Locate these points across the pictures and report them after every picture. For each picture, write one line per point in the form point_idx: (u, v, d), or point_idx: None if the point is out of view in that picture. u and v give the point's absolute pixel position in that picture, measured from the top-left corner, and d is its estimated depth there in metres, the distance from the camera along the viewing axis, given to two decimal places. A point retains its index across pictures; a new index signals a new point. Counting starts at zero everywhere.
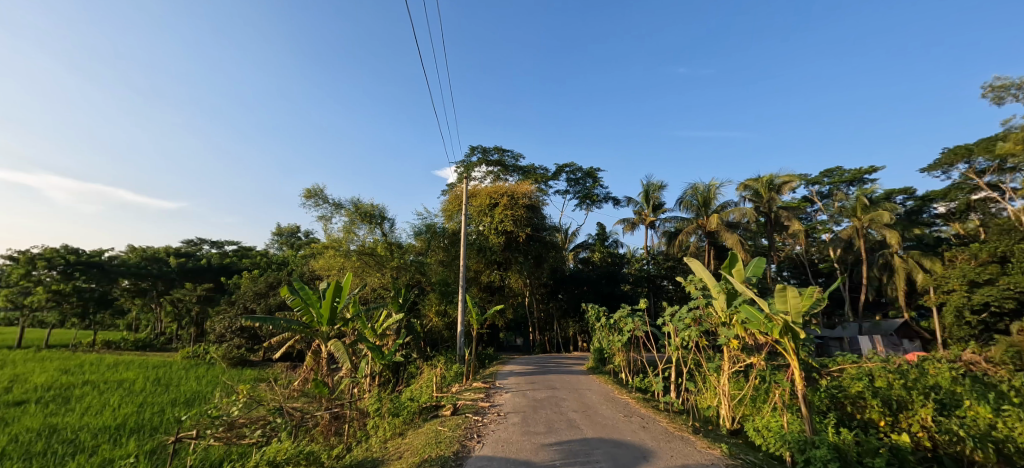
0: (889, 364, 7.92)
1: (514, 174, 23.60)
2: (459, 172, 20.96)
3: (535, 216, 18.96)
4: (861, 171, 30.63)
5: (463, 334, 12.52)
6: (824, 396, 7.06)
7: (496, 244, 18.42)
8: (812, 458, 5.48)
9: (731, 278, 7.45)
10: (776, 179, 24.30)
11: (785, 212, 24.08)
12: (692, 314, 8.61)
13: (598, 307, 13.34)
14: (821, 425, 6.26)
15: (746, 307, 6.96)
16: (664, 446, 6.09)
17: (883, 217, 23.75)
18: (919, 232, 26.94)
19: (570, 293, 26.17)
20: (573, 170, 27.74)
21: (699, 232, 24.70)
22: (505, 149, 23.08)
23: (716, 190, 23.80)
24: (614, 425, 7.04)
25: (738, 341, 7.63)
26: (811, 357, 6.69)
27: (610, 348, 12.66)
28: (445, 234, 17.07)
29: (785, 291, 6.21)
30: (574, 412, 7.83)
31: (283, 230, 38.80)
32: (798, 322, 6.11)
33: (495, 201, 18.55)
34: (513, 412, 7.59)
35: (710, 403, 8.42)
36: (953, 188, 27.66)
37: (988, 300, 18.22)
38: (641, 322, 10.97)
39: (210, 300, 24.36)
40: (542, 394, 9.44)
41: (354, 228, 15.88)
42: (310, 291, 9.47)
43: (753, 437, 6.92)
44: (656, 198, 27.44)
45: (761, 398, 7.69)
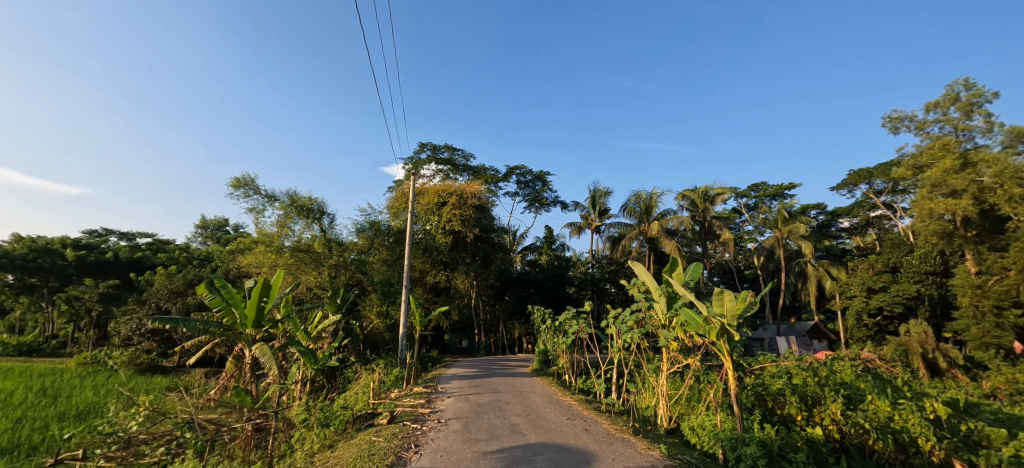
0: (805, 363, 8.45)
1: (464, 174, 23.25)
2: (407, 168, 20.25)
3: (483, 217, 18.76)
4: (782, 186, 33.41)
5: (404, 336, 12.00)
6: (750, 394, 7.37)
7: (442, 244, 18.02)
8: (743, 456, 5.66)
9: (673, 282, 7.63)
10: (710, 190, 25.76)
11: (718, 221, 25.57)
12: (634, 317, 8.75)
13: (544, 309, 13.31)
14: (750, 423, 6.51)
15: (685, 310, 7.13)
16: (606, 449, 6.05)
17: (800, 229, 25.75)
18: (829, 243, 29.78)
19: (516, 295, 26.23)
20: (523, 173, 27.84)
21: (641, 238, 25.60)
22: (456, 148, 22.65)
23: (658, 199, 24.83)
24: (557, 429, 6.93)
25: (677, 343, 7.78)
26: (742, 357, 6.94)
27: (554, 350, 12.65)
28: (390, 233, 16.46)
29: (722, 295, 6.41)
30: (517, 416, 7.65)
31: (207, 223, 35.64)
32: (734, 325, 6.32)
33: (443, 200, 18.09)
34: (454, 418, 7.27)
35: (649, 403, 8.58)
36: (855, 206, 30.75)
37: (883, 305, 20.39)
38: (586, 324, 11.03)
39: (115, 298, 21.74)
40: (485, 398, 9.17)
41: (290, 223, 14.80)
42: (232, 289, 8.56)
43: (689, 436, 7.09)
44: (602, 204, 28.13)
45: (696, 397, 7.92)
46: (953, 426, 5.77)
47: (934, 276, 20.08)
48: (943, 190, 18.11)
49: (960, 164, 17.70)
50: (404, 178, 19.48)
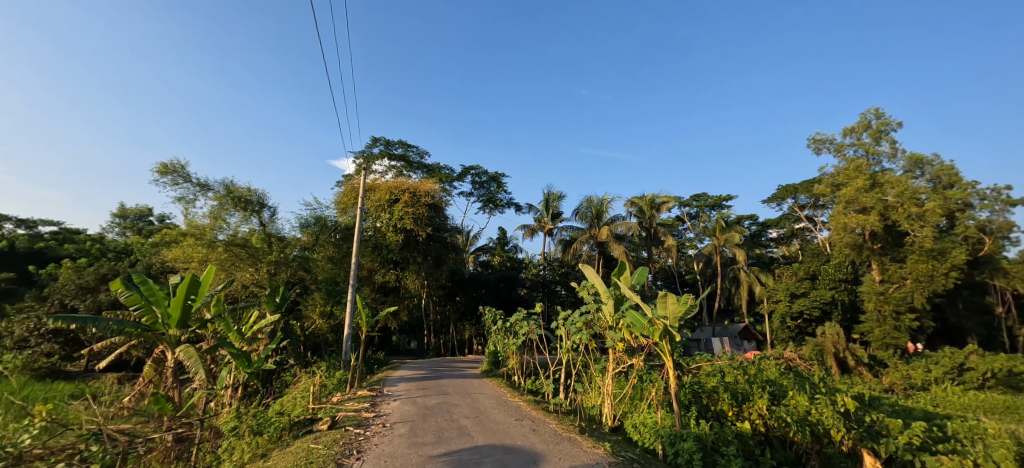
0: (737, 362, 8.97)
1: (418, 172, 22.75)
2: (357, 163, 19.50)
3: (436, 216, 18.42)
4: (721, 197, 35.62)
5: (349, 338, 11.50)
6: (687, 391, 7.71)
7: (393, 243, 17.53)
8: (681, 451, 5.90)
9: (621, 285, 7.84)
10: (657, 198, 26.94)
11: (663, 228, 26.78)
12: (583, 318, 8.91)
13: (495, 310, 13.26)
14: (688, 419, 6.80)
15: (632, 312, 7.33)
16: (553, 449, 6.09)
17: (735, 237, 27.59)
18: (759, 252, 32.13)
19: (467, 295, 26.04)
20: (478, 174, 27.68)
21: (591, 242, 26.29)
22: (410, 145, 22.11)
23: (608, 204, 25.60)
24: (505, 430, 6.90)
25: (623, 343, 7.98)
26: (682, 357, 7.23)
27: (504, 351, 12.64)
28: (337, 229, 15.67)
29: (666, 297, 6.61)
30: (465, 418, 7.53)
31: (127, 212, 32.41)
32: (676, 327, 6.58)
33: (395, 198, 17.57)
34: (399, 422, 7.02)
35: (595, 402, 8.77)
36: (782, 218, 33.45)
37: (804, 309, 22.25)
38: (536, 326, 11.09)
39: (8, 294, 19.17)
40: (433, 401, 8.97)
41: (224, 215, 13.76)
42: (154, 286, 7.76)
43: (632, 433, 7.31)
44: (555, 207, 28.58)
45: (639, 396, 8.17)
46: (860, 417, 6.26)
47: (846, 283, 22.21)
48: (855, 206, 20.04)
49: (869, 184, 19.77)
50: (354, 173, 18.72)
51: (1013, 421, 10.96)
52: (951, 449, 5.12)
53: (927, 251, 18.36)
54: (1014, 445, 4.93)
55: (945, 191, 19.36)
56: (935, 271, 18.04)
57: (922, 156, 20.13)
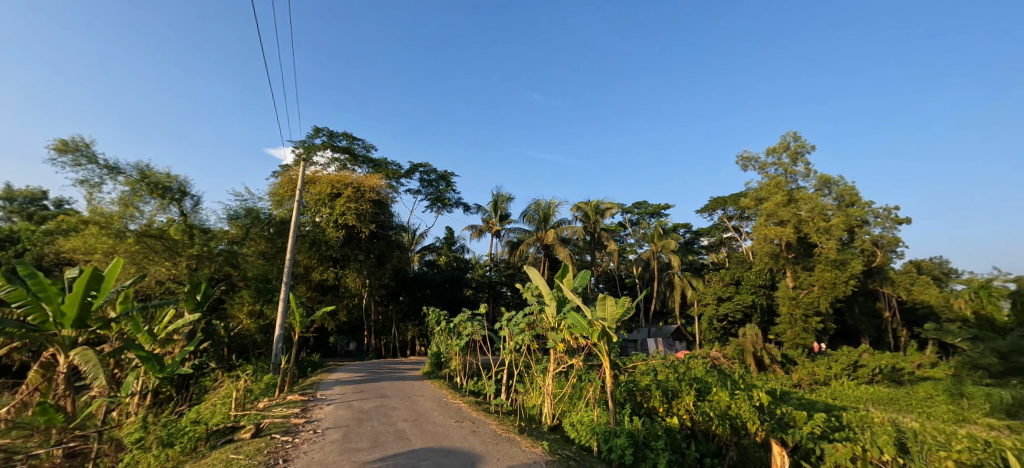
0: (669, 360, 9.48)
1: (363, 166, 21.89)
2: (297, 153, 18.41)
3: (381, 213, 17.84)
4: (660, 206, 37.61)
5: (280, 339, 10.78)
6: (623, 389, 8.02)
7: (334, 239, 16.65)
8: (614, 447, 6.12)
9: (563, 287, 8.00)
10: (601, 204, 27.88)
11: (606, 233, 27.80)
12: (526, 319, 9.00)
13: (439, 310, 13.02)
14: (621, 416, 7.07)
15: (573, 313, 7.50)
16: (491, 450, 6.08)
17: (671, 244, 29.27)
18: (692, 258, 34.30)
19: (411, 295, 25.47)
20: (427, 171, 27.16)
21: (537, 245, 26.71)
22: (356, 137, 21.23)
23: (555, 208, 26.13)
24: (445, 433, 6.79)
25: (564, 344, 8.15)
26: (618, 357, 7.50)
27: (447, 352, 12.46)
28: (271, 222, 14.92)
29: (605, 299, 6.96)
30: (403, 422, 7.32)
31: (14, 194, 28.28)
32: (613, 328, 6.82)
33: (337, 192, 16.78)
34: (332, 427, 6.69)
35: (536, 402, 8.88)
36: (713, 227, 35.99)
37: (728, 312, 24.02)
38: (480, 326, 11.05)
39: None
40: (369, 404, 8.64)
41: (137, 202, 12.42)
42: (44, 280, 6.81)
43: (569, 432, 7.48)
44: (503, 209, 28.71)
45: (578, 395, 8.39)
46: (771, 410, 6.84)
47: (765, 288, 24.28)
48: (774, 219, 21.99)
49: (785, 199, 21.81)
50: (293, 164, 17.66)
51: (895, 410, 12.52)
52: (846, 437, 5.65)
53: (832, 261, 20.55)
54: (894, 431, 5.59)
55: (847, 209, 21.76)
56: (838, 279, 20.23)
57: (830, 177, 22.44)
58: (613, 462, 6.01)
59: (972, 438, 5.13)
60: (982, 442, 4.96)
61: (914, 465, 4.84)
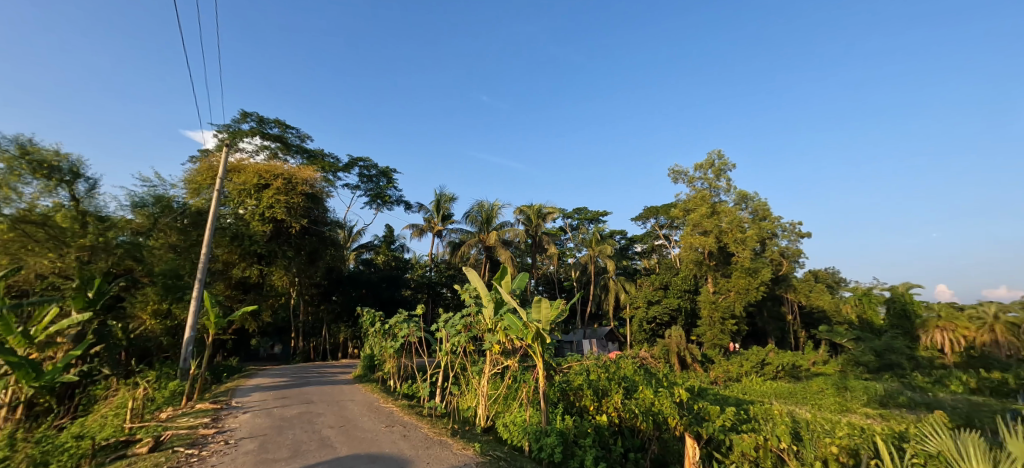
0: (600, 360, 9.85)
1: (296, 156, 20.56)
2: (220, 138, 16.89)
3: (314, 208, 16.88)
4: (598, 212, 39.10)
5: (191, 341, 9.82)
6: (556, 389, 8.20)
7: (259, 233, 15.38)
8: (544, 446, 6.25)
9: (501, 289, 8.02)
10: (543, 208, 28.41)
11: (546, 236, 28.36)
12: (463, 321, 8.93)
13: (374, 311, 12.53)
14: (553, 415, 7.23)
15: (509, 315, 7.55)
16: (421, 454, 5.96)
17: (607, 249, 30.52)
18: (626, 263, 36.00)
19: (345, 295, 24.32)
20: (366, 166, 26.12)
21: (479, 246, 26.65)
22: (289, 125, 19.91)
23: (498, 210, 26.24)
24: (373, 439, 6.54)
25: (499, 345, 8.19)
26: (552, 358, 7.66)
27: (381, 354, 12.03)
28: (185, 212, 13.41)
29: (540, 302, 7.03)
30: (328, 429, 6.95)
31: None
32: (547, 330, 6.97)
33: (265, 183, 15.64)
34: (247, 437, 6.19)
35: (470, 404, 8.83)
36: (646, 235, 38.06)
37: (657, 314, 25.49)
38: (416, 328, 10.79)
39: None
40: (292, 411, 8.10)
41: (15, 182, 10.73)
42: None
43: (502, 432, 7.52)
44: (446, 209, 28.32)
45: (512, 396, 8.45)
46: (690, 406, 7.32)
47: (689, 292, 26.05)
48: (699, 229, 23.71)
49: (710, 211, 23.58)
50: (214, 149, 16.16)
51: (793, 403, 14.02)
52: (751, 428, 6.18)
53: (746, 269, 22.54)
54: (790, 422, 6.21)
55: (761, 222, 23.99)
56: (751, 285, 22.25)
57: (748, 193, 24.57)
58: (543, 460, 6.14)
59: (851, 426, 5.82)
60: (859, 430, 5.65)
61: (805, 452, 5.34)
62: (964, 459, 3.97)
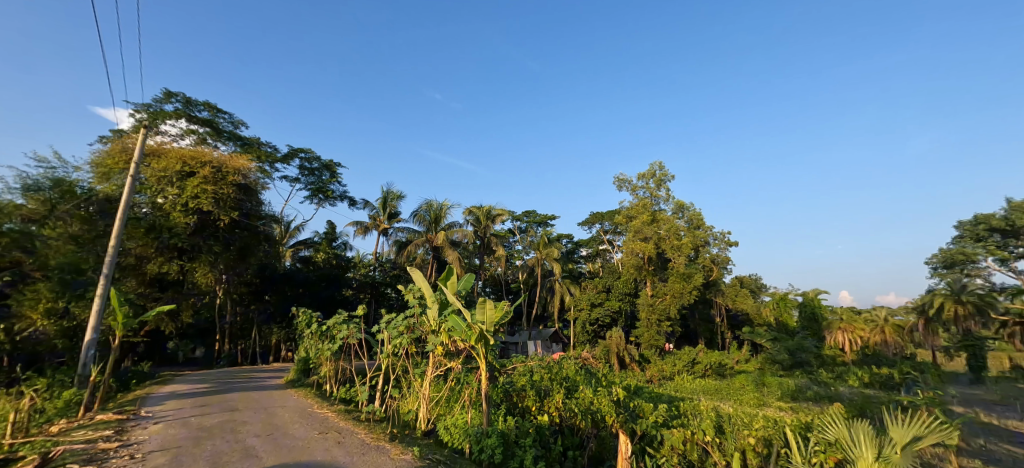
0: (544, 361, 9.99)
1: (228, 143, 19.05)
2: (138, 118, 15.27)
3: (246, 201, 15.79)
4: (546, 216, 39.79)
5: (93, 345, 8.80)
6: (499, 390, 8.19)
7: (181, 226, 14.21)
8: (485, 447, 6.24)
9: (446, 290, 7.88)
10: (493, 210, 28.42)
11: (495, 238, 28.40)
12: (406, 322, 8.68)
13: (311, 311, 11.87)
14: (495, 416, 7.22)
15: (453, 317, 7.45)
16: (356, 461, 5.72)
17: (554, 252, 31.14)
18: (572, 266, 36.91)
19: (279, 294, 22.88)
20: (308, 158, 24.80)
21: (426, 246, 26.15)
22: (221, 109, 18.43)
23: (447, 210, 25.86)
24: (304, 446, 6.19)
25: (442, 347, 8.01)
26: (496, 359, 7.66)
27: (317, 357, 11.43)
28: (92, 200, 12.07)
29: (485, 303, 7.00)
30: (253, 438, 6.48)
31: None
32: (490, 331, 6.96)
33: (190, 170, 14.33)
34: (157, 450, 5.62)
35: (411, 407, 8.60)
36: (591, 239, 39.27)
37: (599, 316, 26.37)
38: (357, 329, 10.35)
39: None
40: (212, 420, 7.47)
41: None
42: None
43: (443, 435, 7.39)
44: (392, 207, 27.51)
45: (454, 397, 8.35)
46: (626, 404, 7.64)
47: (630, 295, 27.18)
48: (640, 235, 24.83)
49: (650, 219, 24.72)
50: (130, 130, 14.58)
51: (719, 398, 15.08)
52: (680, 423, 6.54)
53: (682, 274, 23.95)
54: (716, 417, 6.64)
55: (695, 231, 25.55)
56: (685, 288, 23.65)
57: (685, 203, 26.06)
58: (483, 462, 6.13)
59: (765, 419, 6.37)
60: (772, 421, 6.18)
61: (727, 444, 5.70)
62: (855, 446, 4.46)
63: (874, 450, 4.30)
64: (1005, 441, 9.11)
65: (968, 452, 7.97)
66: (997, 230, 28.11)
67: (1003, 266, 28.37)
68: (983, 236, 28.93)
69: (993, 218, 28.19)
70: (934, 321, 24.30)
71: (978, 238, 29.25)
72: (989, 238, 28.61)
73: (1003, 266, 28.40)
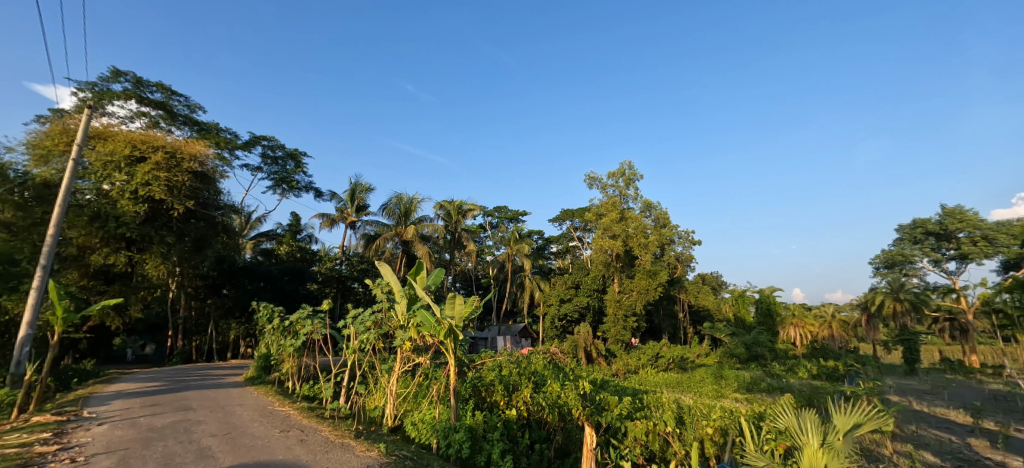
0: (513, 356, 10.03)
1: (183, 128, 18.05)
2: (81, 98, 14.22)
3: (203, 189, 15.01)
4: (518, 212, 39.86)
5: (27, 341, 8.13)
6: (468, 386, 8.13)
7: (130, 214, 13.21)
8: (453, 442, 6.25)
9: (415, 285, 7.74)
10: (464, 205, 28.19)
11: (466, 234, 28.18)
12: (373, 317, 8.51)
13: (272, 306, 11.44)
14: (462, 411, 7.20)
15: (422, 311, 7.35)
16: (320, 459, 5.59)
17: (524, 248, 31.30)
18: (542, 262, 37.20)
19: (238, 288, 21.94)
20: (271, 146, 23.82)
21: (396, 240, 25.70)
22: (175, 91, 17.43)
23: (417, 204, 25.44)
24: (264, 445, 6.01)
25: (410, 343, 7.86)
26: (464, 354, 7.64)
27: (279, 353, 11.06)
28: (28, 184, 11.07)
29: (454, 298, 6.95)
30: (209, 437, 6.23)
31: None
32: (459, 327, 6.90)
33: (140, 155, 13.55)
34: (101, 453, 5.30)
35: (377, 404, 8.45)
36: (562, 236, 39.70)
37: (568, 312, 26.79)
38: (322, 324, 10.04)
39: None
40: (163, 420, 7.10)
41: None
42: None
43: (410, 431, 7.32)
44: (361, 199, 26.84)
45: (422, 393, 8.25)
46: (592, 397, 7.83)
47: (598, 291, 27.62)
48: (609, 232, 25.32)
49: (618, 217, 25.17)
50: (72, 111, 13.56)
51: (681, 391, 15.64)
52: (643, 416, 6.73)
53: (648, 271, 24.62)
54: (677, 408, 6.85)
55: (662, 229, 26.22)
56: (651, 285, 24.36)
57: (652, 202, 26.65)
58: (451, 457, 6.17)
59: (723, 409, 6.68)
60: (729, 412, 6.49)
61: (687, 434, 5.92)
62: (803, 433, 4.70)
63: (819, 438, 4.55)
64: (934, 426, 9.94)
65: (902, 437, 8.64)
66: (932, 233, 30.35)
67: (937, 266, 30.68)
68: (919, 239, 31.11)
69: (929, 222, 30.43)
70: (876, 317, 26.06)
71: (916, 241, 31.43)
72: (925, 241, 30.79)
73: (936, 266, 30.72)
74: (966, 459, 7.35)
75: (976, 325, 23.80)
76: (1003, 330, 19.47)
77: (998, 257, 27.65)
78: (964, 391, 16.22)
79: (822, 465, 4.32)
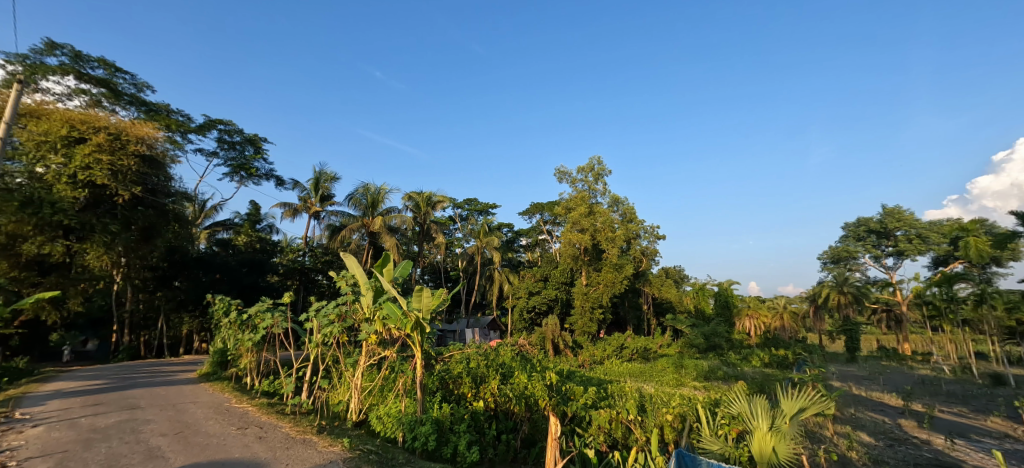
0: (480, 348, 9.99)
1: (129, 108, 16.87)
2: (10, 70, 12.97)
3: (151, 176, 14.16)
4: (488, 205, 39.71)
5: None
6: (435, 378, 7.98)
7: (68, 200, 12.26)
8: (419, 435, 6.20)
9: (380, 278, 7.54)
10: (433, 197, 27.73)
11: (435, 225, 27.73)
12: (337, 310, 8.26)
13: (230, 299, 10.91)
14: (430, 404, 7.11)
15: (388, 303, 7.17)
16: (279, 456, 5.43)
17: (493, 241, 31.29)
18: (511, 255, 37.29)
19: (191, 280, 20.85)
20: (227, 131, 22.59)
21: (362, 231, 25.05)
22: (120, 68, 16.22)
23: (385, 195, 24.86)
24: (219, 443, 5.78)
25: (376, 336, 7.64)
26: (432, 347, 7.61)
27: (236, 348, 10.61)
28: None
29: (421, 290, 6.80)
30: (159, 437, 5.92)
31: None
32: (426, 319, 6.78)
33: (80, 136, 12.56)
34: (36, 456, 4.94)
35: (341, 398, 8.22)
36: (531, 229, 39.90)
37: (536, 304, 27.10)
38: (282, 318, 9.61)
39: None
40: (106, 420, 6.68)
41: None
42: None
43: (375, 425, 7.19)
44: (325, 188, 26.00)
45: (388, 387, 8.07)
46: (558, 387, 7.97)
47: (565, 284, 27.71)
48: (577, 226, 25.67)
49: (587, 211, 25.59)
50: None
51: (642, 380, 16.23)
52: (606, 405, 6.90)
53: (614, 265, 25.03)
54: (640, 397, 7.04)
55: (629, 223, 26.76)
56: (617, 278, 24.83)
57: (620, 198, 27.00)
58: (417, 450, 6.12)
59: (682, 396, 6.99)
60: (687, 399, 6.79)
61: (647, 421, 6.12)
62: (753, 418, 4.96)
63: (767, 421, 4.81)
64: (871, 409, 10.72)
65: (842, 419, 9.33)
66: (874, 232, 32.53)
67: (877, 262, 32.92)
68: (862, 236, 33.23)
69: (871, 221, 32.57)
70: (823, 309, 27.79)
71: (859, 238, 33.53)
72: (867, 238, 32.98)
73: (877, 262, 33.03)
74: (897, 438, 7.99)
75: (908, 316, 25.82)
76: (932, 321, 21.19)
77: (929, 254, 29.99)
78: (897, 376, 17.72)
79: (771, 447, 4.57)
